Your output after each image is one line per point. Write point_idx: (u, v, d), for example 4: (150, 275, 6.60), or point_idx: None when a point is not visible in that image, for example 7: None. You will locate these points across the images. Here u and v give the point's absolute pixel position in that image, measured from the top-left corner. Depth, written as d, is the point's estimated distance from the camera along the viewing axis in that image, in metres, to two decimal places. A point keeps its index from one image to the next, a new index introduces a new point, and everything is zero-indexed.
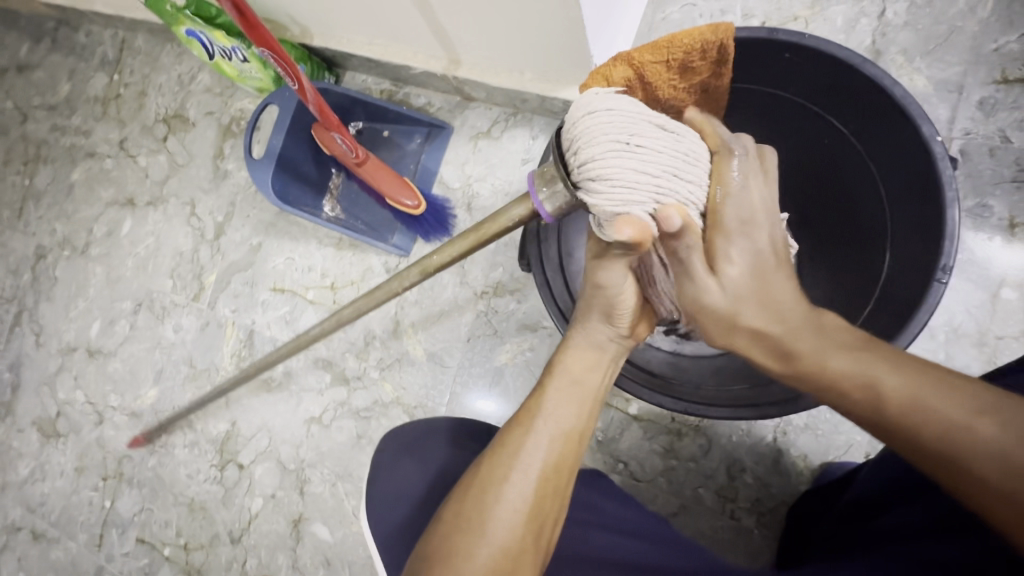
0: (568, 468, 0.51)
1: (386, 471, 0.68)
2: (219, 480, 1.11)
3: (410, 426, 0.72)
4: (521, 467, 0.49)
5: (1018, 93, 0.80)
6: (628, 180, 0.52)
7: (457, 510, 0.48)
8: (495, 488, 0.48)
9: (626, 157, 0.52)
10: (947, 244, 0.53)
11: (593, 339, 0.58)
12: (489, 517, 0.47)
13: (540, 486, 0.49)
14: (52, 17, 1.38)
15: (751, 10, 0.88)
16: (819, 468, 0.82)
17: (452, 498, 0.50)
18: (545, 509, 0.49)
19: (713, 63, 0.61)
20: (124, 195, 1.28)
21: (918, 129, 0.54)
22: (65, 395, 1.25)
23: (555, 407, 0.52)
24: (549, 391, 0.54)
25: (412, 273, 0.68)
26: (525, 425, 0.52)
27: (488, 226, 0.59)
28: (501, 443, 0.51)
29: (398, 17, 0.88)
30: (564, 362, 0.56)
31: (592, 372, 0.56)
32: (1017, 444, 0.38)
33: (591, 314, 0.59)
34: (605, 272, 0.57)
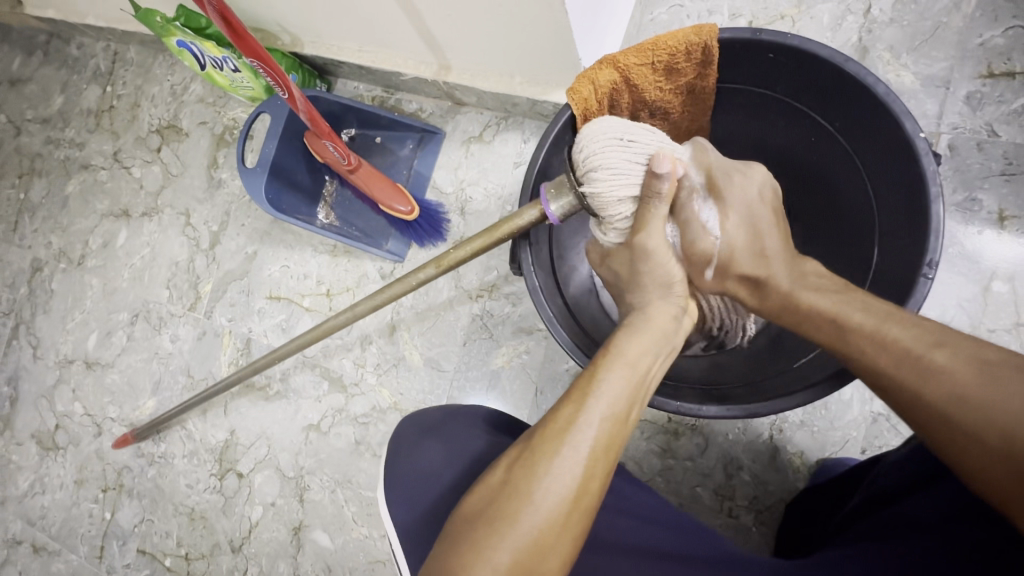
0: (616, 450, 0.46)
1: (406, 452, 0.67)
2: (218, 489, 1.11)
3: (434, 410, 0.74)
4: (573, 442, 0.45)
5: (1004, 87, 0.80)
6: (626, 169, 0.59)
7: (503, 483, 0.45)
8: (543, 458, 0.44)
9: (620, 152, 0.59)
10: (933, 239, 0.53)
11: (655, 324, 0.54)
12: (535, 492, 0.43)
13: (589, 467, 0.44)
14: (45, 30, 1.38)
15: (738, 10, 0.89)
16: (817, 464, 0.82)
17: (501, 465, 0.47)
18: (591, 491, 0.44)
19: (698, 65, 0.62)
20: (119, 207, 1.28)
21: (902, 126, 0.55)
22: (64, 407, 1.25)
23: (609, 386, 0.48)
24: (601, 369, 0.49)
25: (429, 269, 0.71)
26: (579, 400, 0.47)
27: (504, 227, 0.62)
28: (554, 414, 0.47)
29: (387, 24, 0.89)
30: (620, 345, 0.52)
31: (650, 357, 0.52)
32: (966, 371, 0.41)
33: (650, 288, 0.58)
34: (647, 236, 0.58)
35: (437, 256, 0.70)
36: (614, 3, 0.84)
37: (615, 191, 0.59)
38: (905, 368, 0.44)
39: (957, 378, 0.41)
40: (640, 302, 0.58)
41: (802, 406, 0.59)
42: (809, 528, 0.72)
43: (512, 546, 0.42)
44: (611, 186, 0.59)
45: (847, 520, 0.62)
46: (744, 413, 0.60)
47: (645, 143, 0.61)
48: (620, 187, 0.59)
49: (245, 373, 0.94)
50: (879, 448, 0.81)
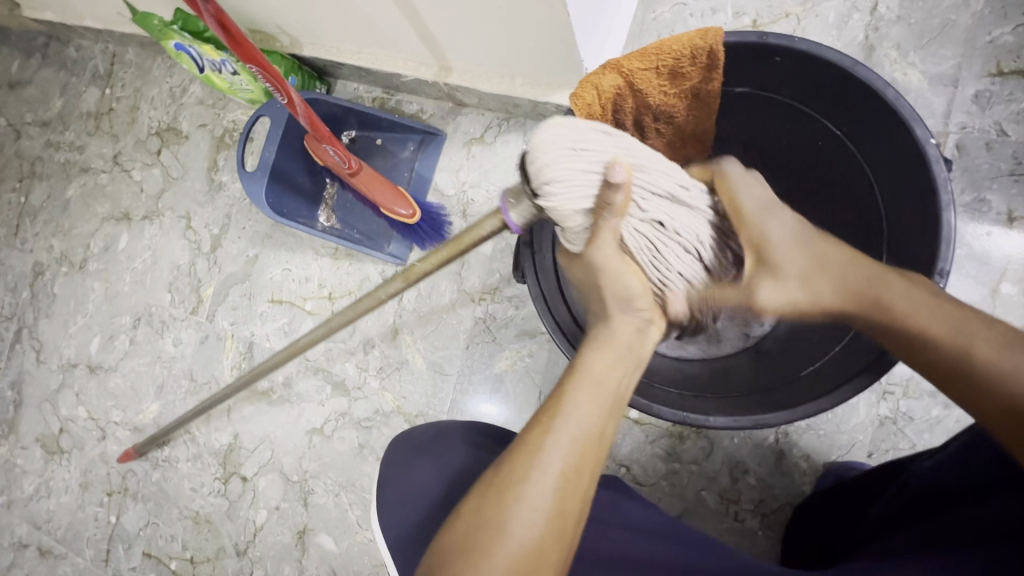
0: (588, 469, 0.46)
1: (396, 473, 0.67)
2: (223, 492, 1.11)
3: (422, 428, 0.73)
4: (542, 466, 0.45)
5: (1013, 86, 0.79)
6: (580, 181, 0.54)
7: (473, 513, 0.44)
8: (513, 485, 0.44)
9: (573, 161, 0.54)
10: (943, 247, 0.52)
11: (615, 335, 0.53)
12: (507, 521, 0.43)
13: (561, 491, 0.44)
14: (43, 33, 1.37)
15: (743, 8, 0.88)
16: (823, 467, 0.81)
17: (471, 493, 0.46)
18: (566, 514, 0.44)
19: (703, 69, 0.61)
20: (120, 210, 1.28)
21: (912, 132, 0.54)
22: (68, 411, 1.25)
23: (577, 405, 0.47)
24: (569, 387, 0.48)
25: (396, 281, 0.71)
26: (546, 422, 0.47)
27: (461, 240, 0.63)
28: (521, 439, 0.47)
29: (387, 26, 0.88)
30: (585, 360, 0.51)
31: (615, 370, 0.50)
32: None
33: (610, 305, 0.55)
34: (596, 248, 0.55)
35: (404, 269, 0.71)
36: (616, 2, 0.83)
37: (574, 205, 0.55)
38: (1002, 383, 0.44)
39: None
40: (599, 314, 0.55)
41: (811, 415, 0.59)
42: (823, 537, 0.71)
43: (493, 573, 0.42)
44: (569, 200, 0.54)
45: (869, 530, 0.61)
46: (752, 425, 0.59)
47: (601, 147, 0.55)
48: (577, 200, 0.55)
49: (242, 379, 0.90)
50: (887, 452, 0.80)
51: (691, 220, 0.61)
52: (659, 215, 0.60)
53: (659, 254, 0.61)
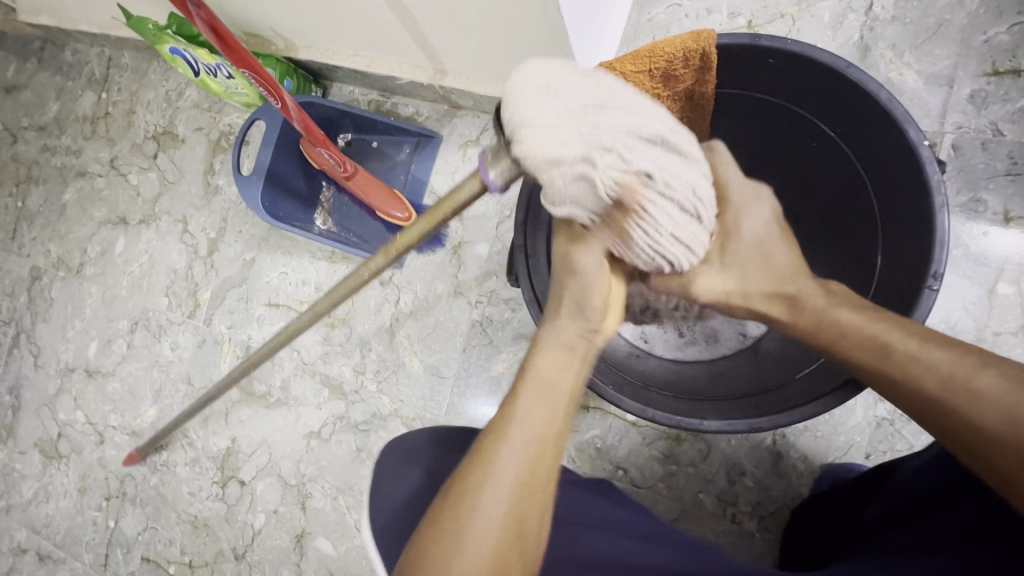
0: (544, 472, 0.46)
1: (386, 480, 0.67)
2: (221, 496, 1.11)
3: (414, 433, 0.72)
4: (497, 473, 0.44)
5: (1009, 85, 0.79)
6: (553, 124, 0.49)
7: (434, 525, 0.43)
8: (468, 496, 0.43)
9: (550, 106, 0.49)
10: (937, 250, 0.52)
11: (562, 339, 0.53)
12: (466, 533, 0.42)
13: (517, 497, 0.44)
14: (39, 37, 1.37)
15: (737, 9, 0.87)
16: (821, 469, 0.81)
17: (429, 512, 0.45)
18: (523, 519, 0.44)
19: (697, 71, 0.59)
20: (116, 214, 1.28)
21: (906, 134, 0.54)
22: (66, 415, 1.25)
23: (529, 408, 0.48)
24: (521, 391, 0.49)
25: (379, 257, 0.66)
26: (499, 430, 0.47)
27: (444, 206, 0.58)
28: (475, 449, 0.46)
29: (381, 29, 0.88)
30: (537, 362, 0.51)
31: (563, 373, 0.51)
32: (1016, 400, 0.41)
33: (563, 310, 0.55)
34: (584, 254, 0.57)
35: (387, 242, 0.65)
36: (610, 4, 0.82)
37: (556, 156, 0.49)
38: (950, 388, 0.43)
39: (1011, 404, 0.41)
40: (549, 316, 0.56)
41: (807, 419, 0.59)
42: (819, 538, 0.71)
43: None
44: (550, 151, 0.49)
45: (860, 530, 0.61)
46: (749, 428, 0.59)
47: (581, 93, 0.50)
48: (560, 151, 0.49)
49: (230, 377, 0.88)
50: (884, 453, 0.80)
51: (672, 169, 0.54)
52: (644, 165, 0.52)
53: (644, 215, 0.54)
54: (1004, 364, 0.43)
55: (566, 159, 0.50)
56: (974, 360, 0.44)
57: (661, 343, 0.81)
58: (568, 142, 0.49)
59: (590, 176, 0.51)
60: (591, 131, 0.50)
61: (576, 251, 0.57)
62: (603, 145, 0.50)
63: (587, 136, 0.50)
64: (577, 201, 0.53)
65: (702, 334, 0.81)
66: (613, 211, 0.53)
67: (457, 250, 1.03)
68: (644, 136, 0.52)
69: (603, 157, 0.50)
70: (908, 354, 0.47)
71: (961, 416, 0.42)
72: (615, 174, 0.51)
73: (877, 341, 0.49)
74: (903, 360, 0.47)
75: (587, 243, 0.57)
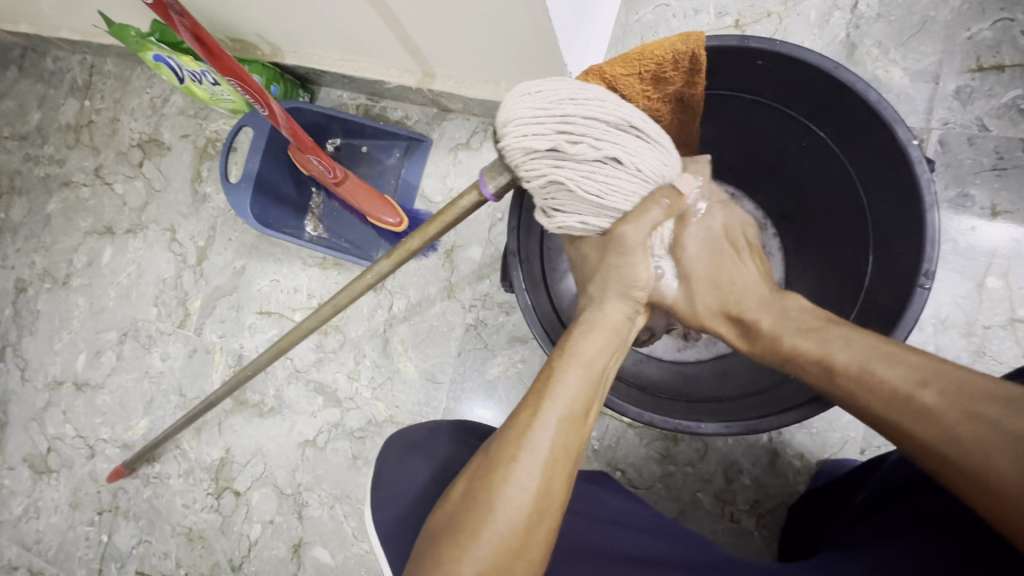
0: (575, 450, 0.48)
1: (390, 470, 0.67)
2: (216, 508, 1.10)
3: (419, 426, 0.72)
4: (531, 446, 0.46)
5: (994, 81, 0.79)
6: (537, 125, 0.54)
7: (468, 493, 0.46)
8: (502, 466, 0.46)
9: (528, 105, 0.54)
10: (928, 249, 0.53)
11: (608, 319, 0.55)
12: (497, 503, 0.44)
13: (547, 473, 0.46)
14: (18, 44, 1.35)
15: (724, 8, 0.88)
16: (816, 465, 0.82)
17: (463, 478, 0.48)
18: (550, 496, 0.46)
19: (687, 74, 0.59)
20: (102, 224, 1.26)
21: (894, 133, 0.54)
22: (55, 429, 1.23)
23: (566, 386, 0.49)
24: (558, 369, 0.51)
25: (383, 262, 0.66)
26: (536, 405, 0.48)
27: (445, 214, 0.60)
28: (512, 420, 0.48)
29: (368, 32, 0.87)
30: (575, 342, 0.53)
31: (602, 352, 0.53)
32: (954, 412, 0.40)
33: (609, 292, 0.58)
34: (630, 228, 0.58)
35: (394, 246, 0.65)
36: (598, 5, 0.82)
37: (532, 153, 0.54)
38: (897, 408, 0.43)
39: (953, 420, 0.40)
40: (598, 295, 0.58)
41: (805, 418, 0.59)
42: (810, 531, 0.72)
43: (483, 555, 0.43)
44: (528, 150, 0.54)
45: (848, 520, 0.62)
46: (743, 430, 0.60)
47: (557, 91, 0.54)
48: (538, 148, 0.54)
49: (229, 390, 0.89)
50: (879, 448, 0.81)
51: (641, 153, 0.57)
52: (614, 151, 0.56)
53: (615, 200, 0.57)
54: (953, 381, 0.42)
55: (541, 153, 0.54)
56: (916, 377, 0.43)
57: (662, 347, 0.81)
58: (541, 139, 0.54)
59: (557, 167, 0.55)
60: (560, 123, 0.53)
61: (624, 229, 0.58)
62: (571, 136, 0.54)
63: (560, 130, 0.54)
64: (553, 197, 0.57)
65: (703, 338, 0.81)
66: (584, 198, 0.57)
67: (450, 254, 1.03)
68: (613, 124, 0.55)
69: (571, 147, 0.54)
70: (854, 373, 0.47)
71: (911, 435, 0.42)
72: (583, 162, 0.55)
73: (827, 364, 0.49)
74: (852, 381, 0.47)
75: (637, 219, 0.58)
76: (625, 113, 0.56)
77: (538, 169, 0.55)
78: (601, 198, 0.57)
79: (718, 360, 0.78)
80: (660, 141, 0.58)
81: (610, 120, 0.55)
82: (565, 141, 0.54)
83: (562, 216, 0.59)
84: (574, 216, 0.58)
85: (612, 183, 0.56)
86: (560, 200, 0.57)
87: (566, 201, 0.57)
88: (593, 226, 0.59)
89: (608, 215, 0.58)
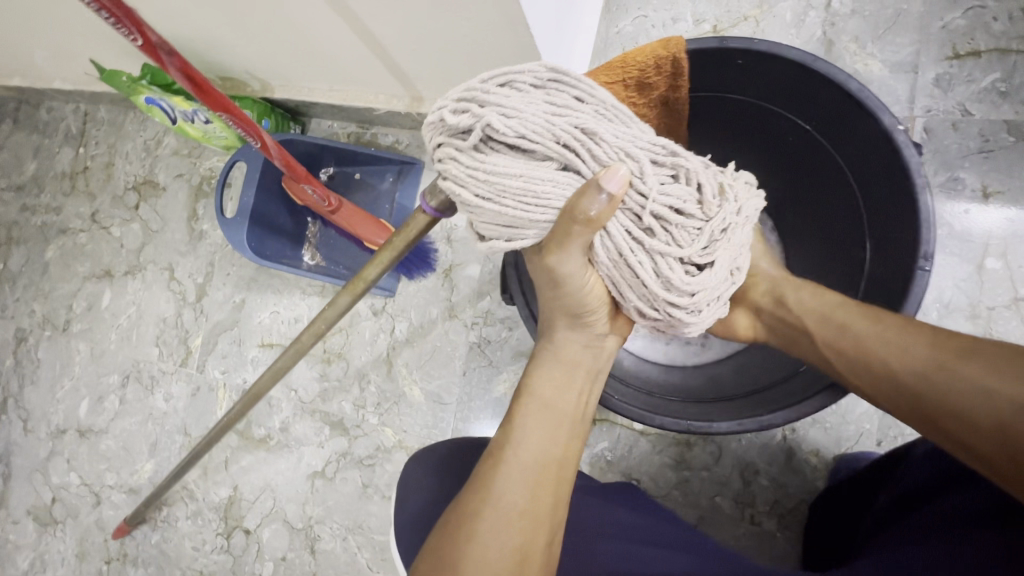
0: (544, 500, 0.49)
1: (415, 490, 0.67)
2: (226, 548, 1.08)
3: (436, 445, 0.71)
4: (498, 503, 0.47)
5: (971, 67, 0.81)
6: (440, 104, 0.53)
7: (437, 554, 0.46)
8: (471, 524, 0.46)
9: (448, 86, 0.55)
10: (924, 232, 0.53)
11: (565, 357, 0.58)
12: (471, 567, 0.45)
13: (521, 527, 0.47)
14: (12, 97, 1.37)
15: (702, 15, 0.90)
16: (833, 461, 0.81)
17: (433, 536, 0.48)
18: (524, 548, 0.46)
19: (669, 77, 0.59)
20: (101, 267, 1.26)
21: (879, 121, 0.54)
22: (60, 479, 1.21)
23: (529, 435, 0.51)
24: (521, 416, 0.53)
25: (343, 297, 0.70)
26: (501, 456, 0.50)
27: (396, 239, 0.63)
28: (478, 475, 0.50)
29: (354, 61, 0.88)
30: (534, 384, 0.55)
31: (563, 394, 0.55)
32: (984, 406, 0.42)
33: (560, 319, 0.58)
34: (556, 252, 0.51)
35: (349, 281, 0.68)
36: (578, 20, 0.84)
37: (437, 139, 0.53)
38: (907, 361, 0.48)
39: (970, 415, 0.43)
40: (552, 326, 0.59)
41: (814, 413, 0.59)
42: (840, 532, 0.71)
43: None
44: (434, 139, 0.54)
45: (875, 525, 0.61)
46: (758, 426, 0.60)
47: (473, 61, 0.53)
48: (437, 132, 0.53)
49: (231, 419, 0.86)
50: (895, 439, 0.80)
51: (524, 109, 0.50)
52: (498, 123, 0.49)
53: (510, 195, 0.50)
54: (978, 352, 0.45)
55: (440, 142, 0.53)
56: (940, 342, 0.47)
57: (680, 354, 0.81)
58: (436, 117, 0.52)
59: (451, 157, 0.52)
60: (452, 99, 0.51)
61: (550, 251, 0.51)
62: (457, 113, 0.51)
63: (451, 106, 0.51)
64: (466, 206, 0.53)
65: (716, 339, 0.81)
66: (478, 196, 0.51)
67: (448, 273, 1.03)
68: (510, 93, 0.50)
69: (453, 120, 0.51)
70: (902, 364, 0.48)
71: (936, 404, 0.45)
72: (468, 141, 0.50)
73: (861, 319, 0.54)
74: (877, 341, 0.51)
75: (558, 239, 0.50)
76: (517, 76, 0.51)
77: (441, 160, 0.53)
78: (492, 197, 0.50)
79: (723, 363, 0.78)
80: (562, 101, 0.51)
81: (509, 81, 0.51)
82: (449, 113, 0.51)
83: (490, 236, 0.53)
84: (485, 228, 0.53)
85: (493, 167, 0.49)
86: (468, 206, 0.53)
87: (473, 206, 0.52)
88: (520, 242, 0.52)
89: (515, 222, 0.51)
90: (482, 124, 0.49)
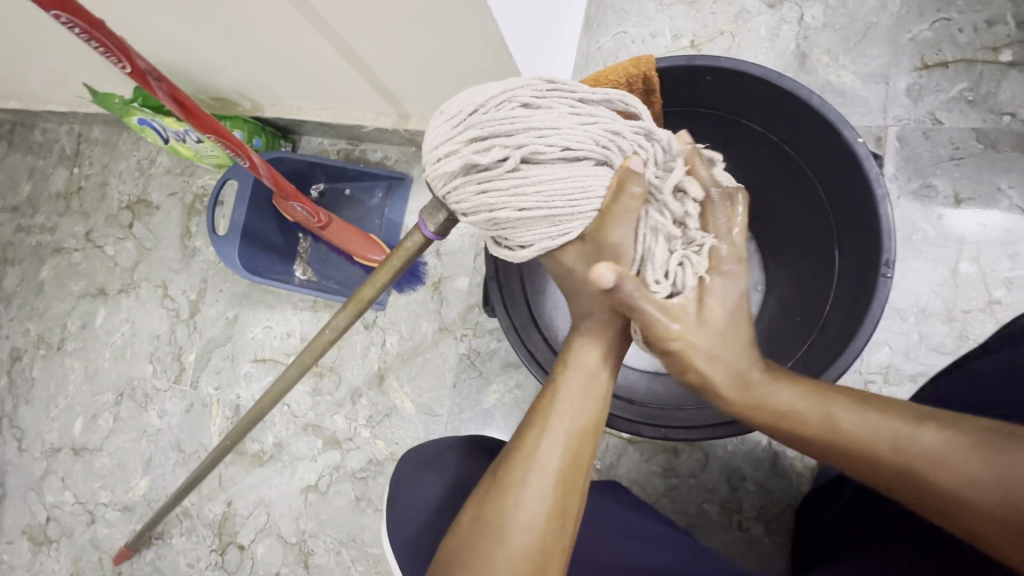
0: (584, 463, 0.50)
1: (405, 488, 0.69)
2: (221, 565, 1.08)
3: (428, 443, 0.73)
4: (541, 466, 0.48)
5: (940, 77, 0.83)
6: (448, 145, 0.53)
7: (470, 520, 0.48)
8: (511, 489, 0.47)
9: (434, 124, 0.55)
10: (885, 240, 0.55)
11: (602, 334, 0.54)
12: (508, 530, 0.46)
13: (559, 488, 0.48)
14: (7, 120, 1.38)
15: (680, 30, 0.92)
16: (818, 465, 0.82)
17: (470, 503, 0.49)
18: (563, 509, 0.47)
19: (642, 95, 0.61)
20: (95, 286, 1.27)
21: (841, 134, 0.57)
22: (54, 498, 1.21)
23: (569, 403, 0.51)
24: (560, 386, 0.52)
25: (342, 316, 0.69)
26: (539, 424, 0.50)
27: (395, 257, 0.62)
28: (516, 442, 0.50)
29: (342, 81, 0.90)
30: (576, 352, 0.54)
31: (603, 365, 0.53)
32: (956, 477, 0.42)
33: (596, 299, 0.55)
34: (616, 230, 0.53)
35: (347, 300, 0.67)
36: (559, 35, 0.86)
37: (456, 178, 0.53)
38: (907, 455, 0.43)
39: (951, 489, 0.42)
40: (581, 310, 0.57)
41: None
42: (813, 527, 0.74)
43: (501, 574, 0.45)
44: (450, 180, 0.54)
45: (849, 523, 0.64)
46: (736, 433, 0.62)
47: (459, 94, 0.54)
48: (456, 174, 0.53)
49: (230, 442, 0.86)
50: None
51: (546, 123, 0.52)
52: (532, 145, 0.51)
53: (560, 198, 0.52)
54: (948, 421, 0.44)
55: (463, 177, 0.53)
56: (913, 416, 0.45)
57: None
58: (453, 159, 0.53)
59: (484, 189, 0.53)
60: (468, 137, 0.52)
61: (611, 230, 0.53)
62: (479, 145, 0.52)
63: (469, 145, 0.52)
64: (504, 226, 0.55)
65: None
66: (526, 214, 0.53)
67: (437, 286, 1.04)
68: (523, 113, 0.52)
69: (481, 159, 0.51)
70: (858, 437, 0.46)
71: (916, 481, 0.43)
72: (503, 168, 0.52)
73: (825, 418, 0.47)
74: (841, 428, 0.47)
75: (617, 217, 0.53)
76: (518, 93, 0.52)
77: (467, 198, 0.54)
78: (544, 209, 0.52)
79: None
80: (572, 106, 0.53)
81: (513, 104, 0.52)
82: (476, 153, 0.52)
83: (534, 241, 0.55)
84: (532, 238, 0.54)
85: (541, 180, 0.52)
86: (506, 224, 0.54)
87: (516, 223, 0.54)
88: (566, 238, 0.54)
89: (567, 223, 0.54)
90: (517, 151, 0.51)
